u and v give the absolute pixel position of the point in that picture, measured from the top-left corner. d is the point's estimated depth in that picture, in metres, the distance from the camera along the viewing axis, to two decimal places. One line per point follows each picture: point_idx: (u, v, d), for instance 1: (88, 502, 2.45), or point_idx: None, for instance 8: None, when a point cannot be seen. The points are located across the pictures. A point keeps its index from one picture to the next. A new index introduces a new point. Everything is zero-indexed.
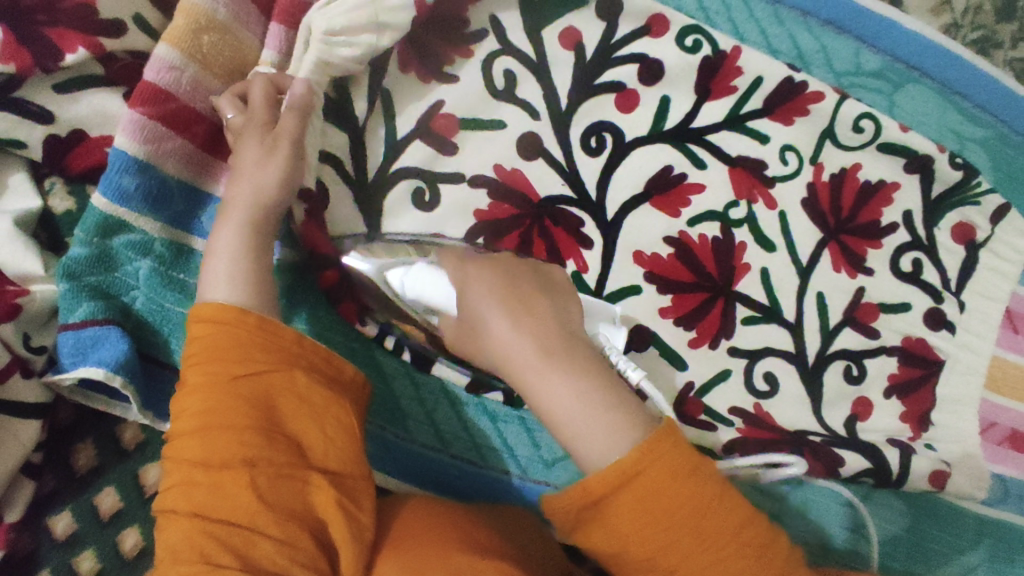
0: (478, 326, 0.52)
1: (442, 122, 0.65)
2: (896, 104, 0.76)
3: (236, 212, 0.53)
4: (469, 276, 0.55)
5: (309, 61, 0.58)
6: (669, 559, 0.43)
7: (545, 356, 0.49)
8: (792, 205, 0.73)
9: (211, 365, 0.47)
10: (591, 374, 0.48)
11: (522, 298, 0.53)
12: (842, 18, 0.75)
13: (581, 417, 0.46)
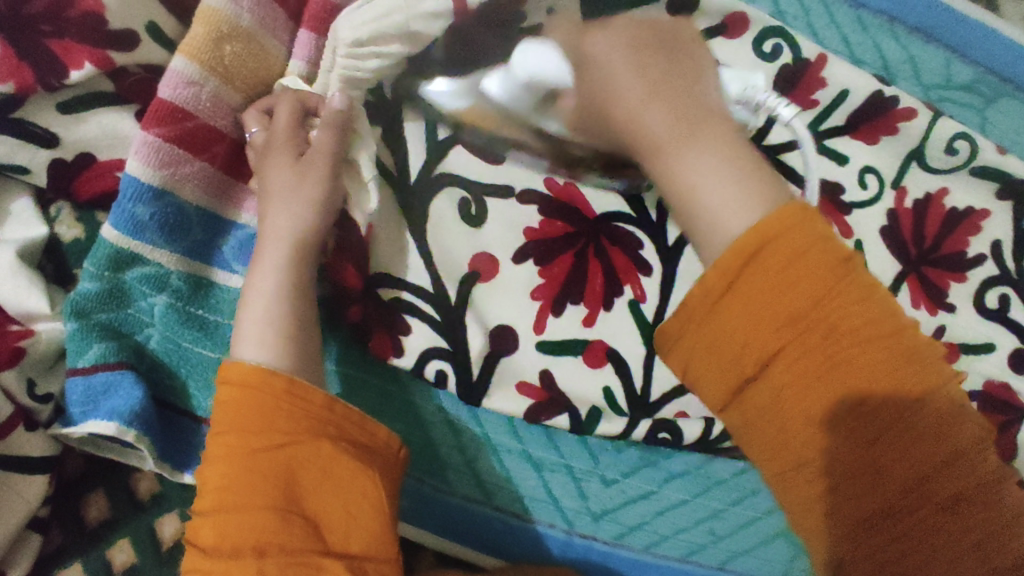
0: (606, 88, 0.44)
1: (492, 127, 0.58)
2: (988, 120, 0.68)
3: (273, 247, 0.48)
4: (602, 56, 0.45)
5: (337, 79, 0.52)
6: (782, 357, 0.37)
7: (679, 130, 0.41)
8: (870, 234, 0.65)
9: (231, 435, 0.42)
10: (731, 142, 0.41)
11: (651, 48, 0.45)
12: (932, 24, 0.67)
13: (716, 179, 0.40)
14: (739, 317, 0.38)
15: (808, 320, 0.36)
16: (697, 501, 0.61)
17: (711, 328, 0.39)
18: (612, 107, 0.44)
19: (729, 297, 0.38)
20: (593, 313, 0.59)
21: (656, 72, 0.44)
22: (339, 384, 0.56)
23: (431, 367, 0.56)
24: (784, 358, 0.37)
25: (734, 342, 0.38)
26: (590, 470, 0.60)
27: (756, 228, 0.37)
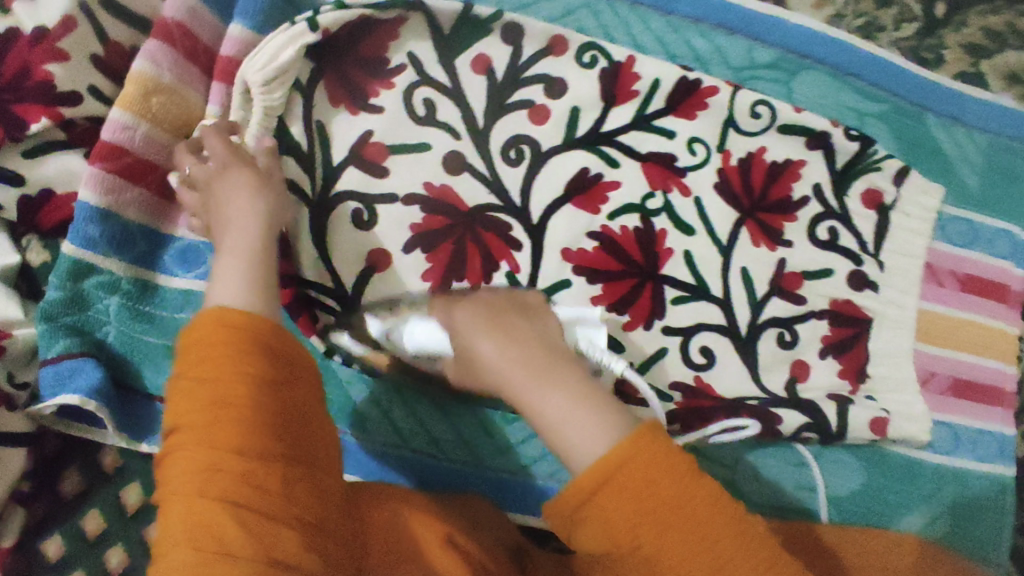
0: (467, 350, 0.58)
1: (373, 149, 0.72)
2: (794, 91, 0.81)
3: (237, 236, 0.56)
4: (455, 319, 0.61)
5: (256, 111, 0.66)
6: (648, 545, 0.45)
7: (531, 375, 0.53)
8: (706, 191, 0.78)
9: (221, 368, 0.47)
10: (572, 382, 0.53)
11: (498, 321, 0.59)
12: (731, 20, 0.81)
13: (577, 426, 0.50)
14: (614, 499, 0.46)
15: (664, 469, 0.46)
16: None
17: (598, 518, 0.46)
18: (479, 360, 0.57)
19: (598, 493, 0.46)
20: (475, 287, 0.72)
21: (497, 326, 0.58)
22: None
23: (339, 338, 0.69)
24: (657, 536, 0.45)
25: (617, 530, 0.46)
26: (490, 410, 0.72)
27: (609, 456, 0.47)
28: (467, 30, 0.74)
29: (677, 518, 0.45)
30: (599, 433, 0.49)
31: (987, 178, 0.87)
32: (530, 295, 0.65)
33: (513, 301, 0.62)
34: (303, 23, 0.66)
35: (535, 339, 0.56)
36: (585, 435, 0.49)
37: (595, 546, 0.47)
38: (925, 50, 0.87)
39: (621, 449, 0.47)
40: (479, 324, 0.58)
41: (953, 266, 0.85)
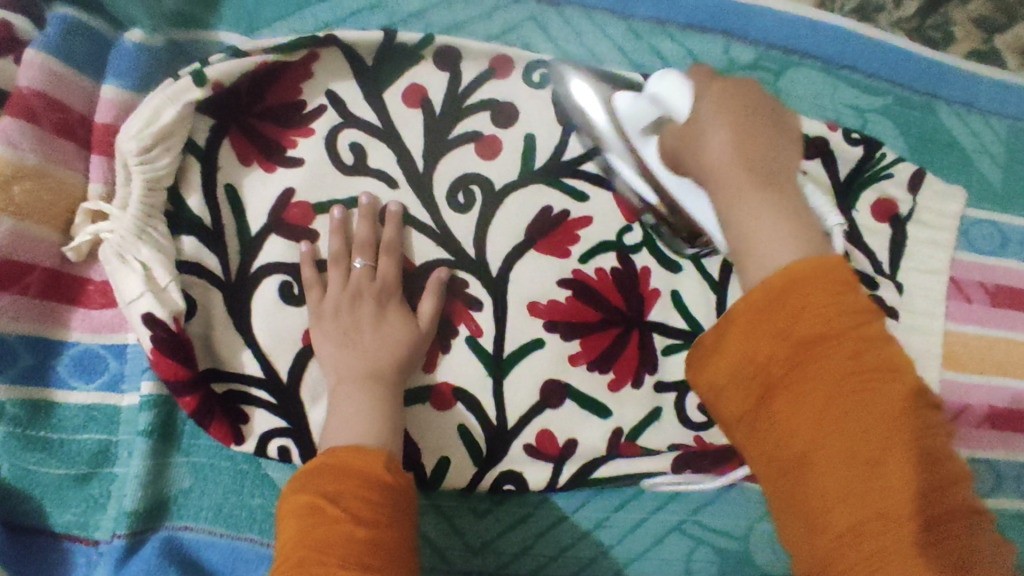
0: (698, 138, 0.52)
1: (295, 212, 0.60)
2: (782, 91, 0.70)
3: (350, 373, 0.56)
4: (710, 96, 0.53)
5: (135, 184, 0.54)
6: (793, 395, 0.43)
7: (742, 173, 0.49)
8: None
9: (357, 499, 0.47)
10: (791, 204, 0.49)
11: (745, 109, 0.52)
12: (703, 17, 0.69)
13: (772, 224, 0.47)
14: (771, 341, 0.44)
15: (838, 341, 0.41)
16: (578, 515, 0.64)
17: (756, 344, 0.45)
18: (705, 170, 0.52)
19: (761, 313, 0.45)
20: (432, 360, 0.62)
21: (742, 123, 0.51)
22: (193, 476, 0.57)
23: (273, 444, 0.57)
24: (797, 398, 0.42)
25: (765, 362, 0.44)
26: (458, 505, 0.62)
27: (790, 267, 0.44)
28: (393, 60, 0.63)
29: (841, 395, 0.41)
30: (783, 242, 0.46)
31: (1010, 170, 0.76)
32: (792, 121, 0.55)
33: (775, 131, 0.52)
34: (187, 75, 0.56)
35: (764, 138, 0.51)
36: (774, 244, 0.46)
37: (728, 371, 0.47)
38: (930, 29, 0.76)
39: (801, 267, 0.44)
40: (716, 114, 0.52)
41: (981, 277, 0.74)
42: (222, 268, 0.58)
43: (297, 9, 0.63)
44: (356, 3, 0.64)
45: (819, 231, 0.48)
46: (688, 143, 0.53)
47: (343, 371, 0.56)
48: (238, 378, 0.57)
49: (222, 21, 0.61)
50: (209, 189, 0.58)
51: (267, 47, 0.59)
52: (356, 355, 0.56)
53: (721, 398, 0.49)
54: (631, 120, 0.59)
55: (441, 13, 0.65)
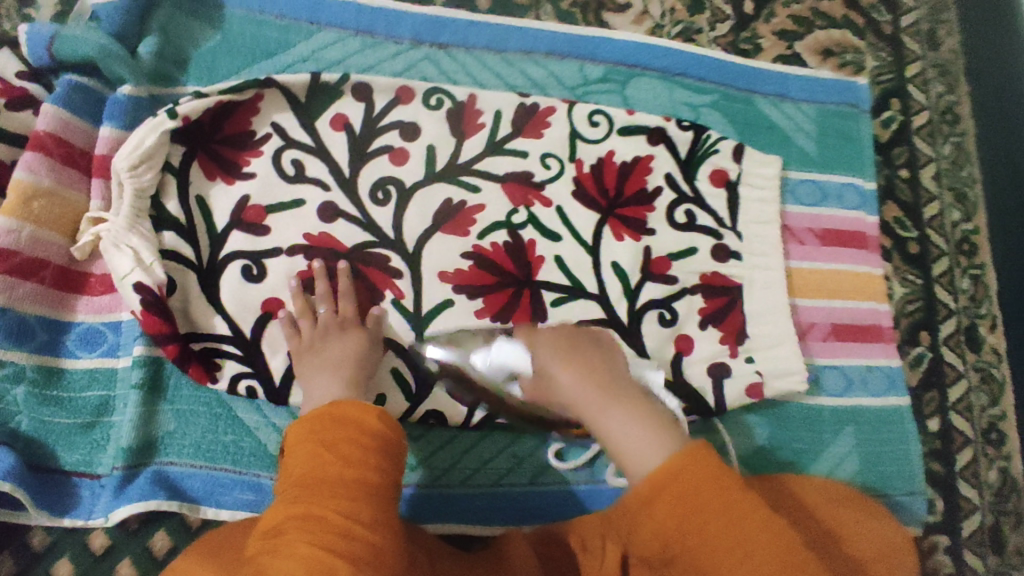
0: (548, 375, 0.70)
1: (251, 213, 0.78)
2: (629, 96, 0.91)
3: (322, 368, 0.69)
4: (540, 352, 0.73)
5: (127, 194, 0.72)
6: (683, 542, 0.49)
7: (595, 396, 0.64)
8: (565, 197, 0.85)
9: (345, 441, 0.55)
10: (651, 410, 0.61)
11: (570, 346, 0.72)
12: (561, 46, 0.90)
13: (632, 435, 0.58)
14: (676, 530, 0.49)
15: (715, 494, 0.49)
16: (494, 435, 0.78)
17: (649, 519, 0.50)
18: (576, 408, 0.67)
19: (652, 505, 0.50)
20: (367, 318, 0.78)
21: (568, 356, 0.71)
22: (175, 420, 0.72)
23: (241, 384, 0.73)
24: (704, 537, 0.48)
25: (663, 529, 0.49)
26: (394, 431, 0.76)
27: (659, 469, 0.52)
28: (321, 96, 0.82)
29: (720, 508, 0.48)
30: (654, 437, 0.57)
31: (823, 141, 0.96)
32: (602, 334, 0.78)
33: (595, 354, 0.71)
34: (162, 113, 0.75)
35: (602, 378, 0.67)
36: (641, 441, 0.57)
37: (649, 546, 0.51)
38: (743, 42, 0.98)
39: (676, 459, 0.51)
40: (547, 353, 0.72)
41: (809, 224, 0.92)
42: (195, 254, 0.75)
43: (246, 64, 0.83)
44: (289, 57, 0.84)
45: (676, 427, 0.59)
46: (545, 387, 0.70)
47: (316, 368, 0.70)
48: (211, 337, 0.73)
49: (189, 78, 0.81)
50: (182, 198, 0.76)
51: (221, 88, 0.77)
52: (326, 357, 0.70)
53: (636, 546, 0.52)
54: (487, 378, 0.77)
55: (357, 60, 0.86)
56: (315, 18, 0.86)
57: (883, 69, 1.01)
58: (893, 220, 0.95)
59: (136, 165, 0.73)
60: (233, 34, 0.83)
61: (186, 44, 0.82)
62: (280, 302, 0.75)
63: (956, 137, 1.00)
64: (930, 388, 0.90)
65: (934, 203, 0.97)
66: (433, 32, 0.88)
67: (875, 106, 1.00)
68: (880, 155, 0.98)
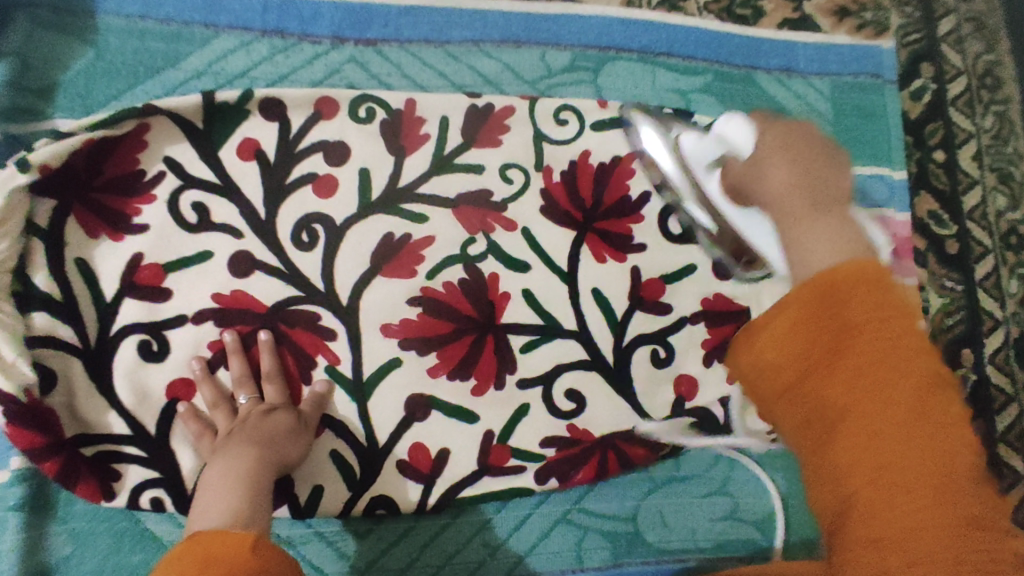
0: (755, 163, 0.53)
1: (147, 274, 0.63)
2: (602, 86, 0.75)
3: (224, 455, 0.57)
4: (765, 126, 0.56)
5: None
6: (836, 397, 0.31)
7: (806, 203, 0.45)
8: (533, 219, 0.70)
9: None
10: (851, 233, 0.41)
11: (795, 147, 0.51)
12: (517, 31, 0.74)
13: (816, 241, 0.41)
14: (798, 350, 0.33)
15: (901, 338, 0.31)
16: (459, 522, 0.66)
17: (785, 334, 0.33)
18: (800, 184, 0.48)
19: (801, 321, 0.33)
20: (298, 392, 0.65)
21: (794, 155, 0.50)
22: (72, 542, 0.59)
23: (146, 496, 0.60)
24: (863, 365, 0.31)
25: (813, 348, 0.32)
26: (340, 530, 0.64)
27: (824, 273, 0.34)
28: (222, 119, 0.66)
29: (891, 402, 0.30)
30: (833, 246, 0.39)
31: (840, 124, 0.80)
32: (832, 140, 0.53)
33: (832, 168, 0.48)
34: (13, 162, 0.59)
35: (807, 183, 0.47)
36: (820, 247, 0.40)
37: (756, 364, 0.34)
38: (740, 7, 0.80)
39: (845, 267, 0.34)
40: (769, 151, 0.52)
41: None
42: (79, 337, 0.60)
43: (130, 87, 0.65)
44: (181, 74, 0.67)
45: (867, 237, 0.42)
46: (753, 182, 0.52)
47: (218, 456, 0.57)
48: (107, 440, 0.60)
49: (58, 110, 0.64)
50: (58, 266, 0.61)
51: (89, 124, 0.62)
52: (235, 441, 0.58)
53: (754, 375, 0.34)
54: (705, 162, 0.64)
55: (264, 69, 0.68)
56: (210, 20, 0.68)
57: (910, 27, 0.84)
58: (928, 215, 0.80)
59: None
60: (110, 52, 0.65)
61: (50, 67, 0.64)
62: (190, 385, 0.62)
63: (998, 106, 0.84)
64: (975, 418, 0.76)
65: (975, 190, 0.81)
66: (357, 25, 0.71)
67: (904, 74, 0.83)
68: (911, 135, 0.82)
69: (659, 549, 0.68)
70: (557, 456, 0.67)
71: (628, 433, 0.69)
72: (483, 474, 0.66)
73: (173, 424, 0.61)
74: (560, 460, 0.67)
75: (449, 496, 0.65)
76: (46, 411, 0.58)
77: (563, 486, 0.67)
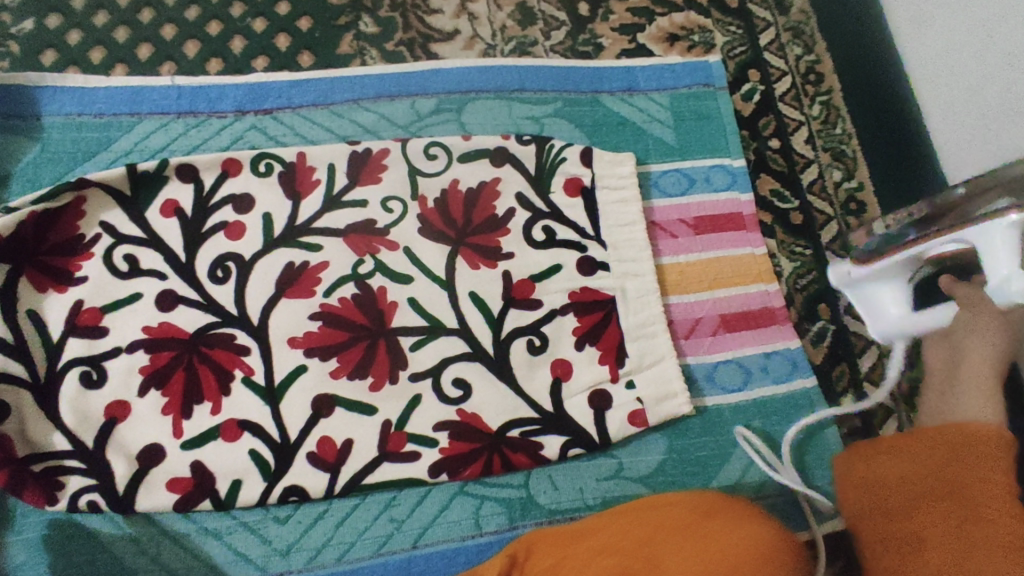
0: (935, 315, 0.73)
1: (86, 316, 0.76)
2: (465, 122, 0.88)
3: None
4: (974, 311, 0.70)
5: None
6: None
7: (963, 321, 0.71)
8: (412, 238, 0.81)
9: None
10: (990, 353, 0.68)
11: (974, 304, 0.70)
12: (389, 87, 0.89)
13: (970, 359, 0.69)
14: None
15: None
16: (367, 502, 0.73)
17: None
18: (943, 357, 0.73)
19: None
20: (216, 403, 0.74)
21: (981, 326, 0.69)
22: (26, 550, 0.69)
23: (82, 500, 0.70)
24: None
25: None
26: (262, 517, 0.72)
27: None
28: (144, 187, 0.80)
29: None
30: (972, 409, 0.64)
31: (681, 128, 0.92)
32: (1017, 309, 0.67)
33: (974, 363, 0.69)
34: None
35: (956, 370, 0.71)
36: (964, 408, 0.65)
37: None
38: (583, 45, 0.96)
39: None
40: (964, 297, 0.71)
41: (679, 215, 0.88)
42: (30, 372, 0.73)
43: (69, 170, 0.82)
44: (112, 154, 0.83)
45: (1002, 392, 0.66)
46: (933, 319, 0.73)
47: None
48: (53, 456, 0.71)
49: (13, 194, 0.80)
50: (10, 318, 0.74)
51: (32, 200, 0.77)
52: None
53: None
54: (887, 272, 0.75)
55: (180, 142, 0.84)
56: (134, 110, 0.85)
57: (734, 43, 0.98)
58: (770, 193, 0.91)
59: None
60: (54, 144, 0.82)
61: (5, 161, 0.81)
62: (124, 404, 0.73)
63: (824, 96, 0.95)
64: (839, 362, 0.85)
65: (811, 168, 0.92)
66: (256, 99, 0.87)
67: (733, 81, 0.96)
68: (746, 130, 0.94)
69: (550, 512, 0.75)
70: (447, 452, 0.74)
71: (515, 441, 0.75)
72: (382, 460, 0.74)
73: (110, 434, 0.72)
74: (450, 456, 0.74)
75: (353, 482, 0.73)
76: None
77: (451, 480, 0.74)
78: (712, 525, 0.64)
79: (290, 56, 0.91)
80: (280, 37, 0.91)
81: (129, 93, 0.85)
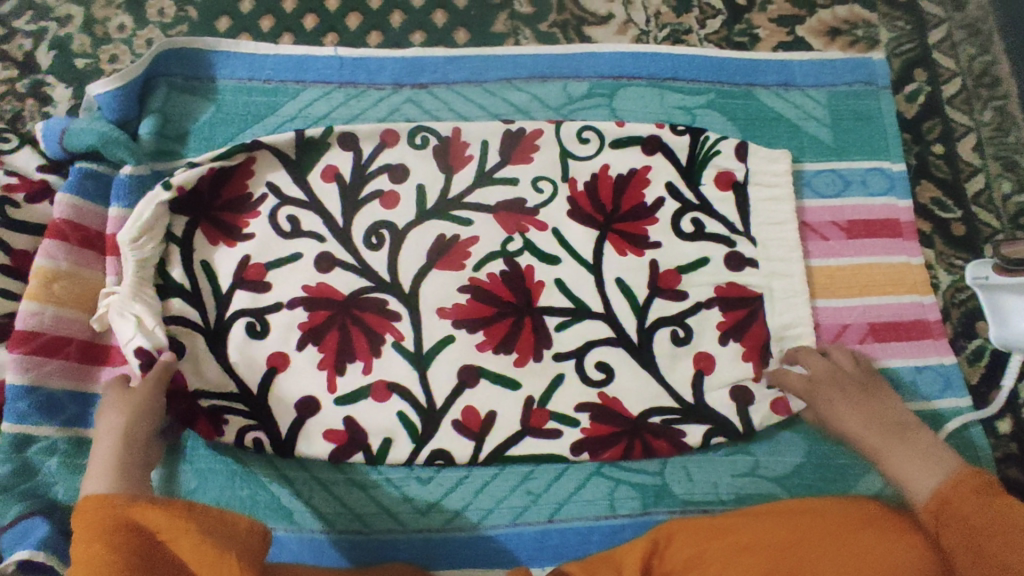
0: None
1: (252, 270, 0.79)
2: (617, 108, 0.88)
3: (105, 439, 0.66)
4: None
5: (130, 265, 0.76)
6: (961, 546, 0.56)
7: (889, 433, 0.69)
8: (561, 220, 0.82)
9: (212, 527, 0.58)
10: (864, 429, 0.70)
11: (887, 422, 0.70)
12: (543, 69, 0.89)
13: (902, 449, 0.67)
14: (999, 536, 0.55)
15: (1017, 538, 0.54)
16: (506, 472, 0.76)
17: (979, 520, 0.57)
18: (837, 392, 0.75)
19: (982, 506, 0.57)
20: (368, 363, 0.76)
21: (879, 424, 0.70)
22: (196, 477, 0.75)
23: (248, 436, 0.75)
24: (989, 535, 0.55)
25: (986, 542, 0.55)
26: (406, 476, 0.76)
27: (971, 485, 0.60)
28: (308, 150, 0.83)
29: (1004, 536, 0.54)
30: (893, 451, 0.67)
31: (838, 127, 0.89)
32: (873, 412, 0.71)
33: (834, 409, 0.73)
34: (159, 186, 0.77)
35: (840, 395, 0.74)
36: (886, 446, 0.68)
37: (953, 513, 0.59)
38: (738, 35, 0.93)
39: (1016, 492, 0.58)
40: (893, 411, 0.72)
41: (831, 216, 0.85)
42: (202, 318, 0.77)
43: (240, 131, 0.86)
44: (279, 118, 0.87)
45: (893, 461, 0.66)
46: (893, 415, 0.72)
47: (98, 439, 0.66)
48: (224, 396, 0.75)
49: (190, 150, 0.85)
50: (187, 266, 0.78)
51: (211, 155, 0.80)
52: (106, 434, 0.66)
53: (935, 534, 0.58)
54: None
55: (341, 111, 0.87)
56: (300, 77, 0.88)
57: (901, 39, 0.93)
58: (930, 202, 0.87)
59: (135, 237, 0.75)
60: (227, 106, 0.86)
61: (184, 119, 0.85)
62: (284, 356, 0.77)
63: (997, 102, 0.90)
64: (996, 384, 0.80)
65: (977, 177, 0.87)
66: (414, 73, 0.89)
67: (897, 80, 0.92)
68: (907, 132, 0.90)
69: (683, 502, 0.75)
70: (587, 432, 0.75)
71: (658, 425, 0.75)
72: (524, 434, 0.75)
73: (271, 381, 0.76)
74: (590, 436, 0.75)
75: (494, 453, 0.75)
76: (174, 373, 0.74)
77: (591, 459, 0.75)
78: (867, 536, 0.60)
79: (447, 32, 0.92)
80: (438, 13, 0.93)
81: (297, 61, 0.89)
